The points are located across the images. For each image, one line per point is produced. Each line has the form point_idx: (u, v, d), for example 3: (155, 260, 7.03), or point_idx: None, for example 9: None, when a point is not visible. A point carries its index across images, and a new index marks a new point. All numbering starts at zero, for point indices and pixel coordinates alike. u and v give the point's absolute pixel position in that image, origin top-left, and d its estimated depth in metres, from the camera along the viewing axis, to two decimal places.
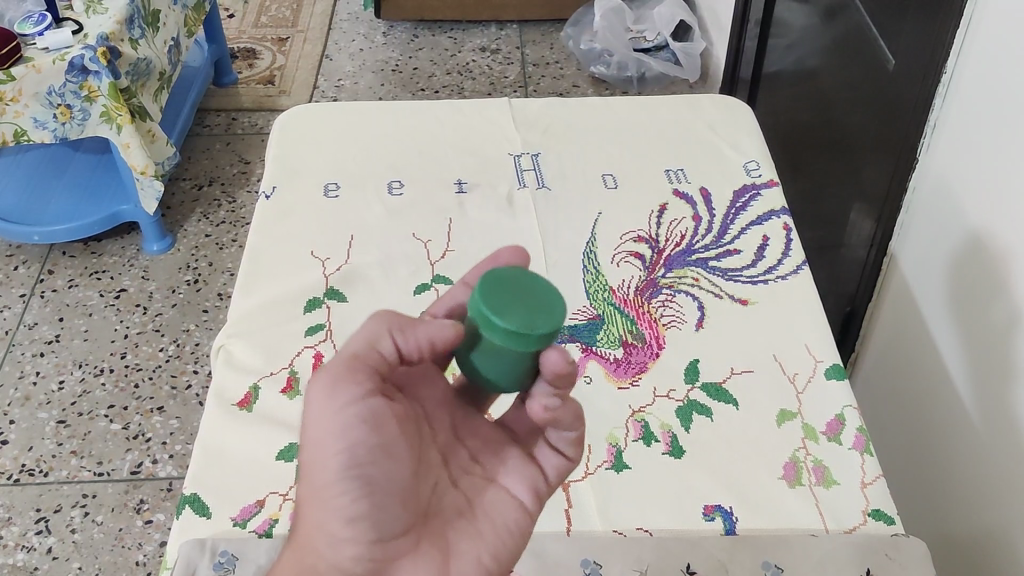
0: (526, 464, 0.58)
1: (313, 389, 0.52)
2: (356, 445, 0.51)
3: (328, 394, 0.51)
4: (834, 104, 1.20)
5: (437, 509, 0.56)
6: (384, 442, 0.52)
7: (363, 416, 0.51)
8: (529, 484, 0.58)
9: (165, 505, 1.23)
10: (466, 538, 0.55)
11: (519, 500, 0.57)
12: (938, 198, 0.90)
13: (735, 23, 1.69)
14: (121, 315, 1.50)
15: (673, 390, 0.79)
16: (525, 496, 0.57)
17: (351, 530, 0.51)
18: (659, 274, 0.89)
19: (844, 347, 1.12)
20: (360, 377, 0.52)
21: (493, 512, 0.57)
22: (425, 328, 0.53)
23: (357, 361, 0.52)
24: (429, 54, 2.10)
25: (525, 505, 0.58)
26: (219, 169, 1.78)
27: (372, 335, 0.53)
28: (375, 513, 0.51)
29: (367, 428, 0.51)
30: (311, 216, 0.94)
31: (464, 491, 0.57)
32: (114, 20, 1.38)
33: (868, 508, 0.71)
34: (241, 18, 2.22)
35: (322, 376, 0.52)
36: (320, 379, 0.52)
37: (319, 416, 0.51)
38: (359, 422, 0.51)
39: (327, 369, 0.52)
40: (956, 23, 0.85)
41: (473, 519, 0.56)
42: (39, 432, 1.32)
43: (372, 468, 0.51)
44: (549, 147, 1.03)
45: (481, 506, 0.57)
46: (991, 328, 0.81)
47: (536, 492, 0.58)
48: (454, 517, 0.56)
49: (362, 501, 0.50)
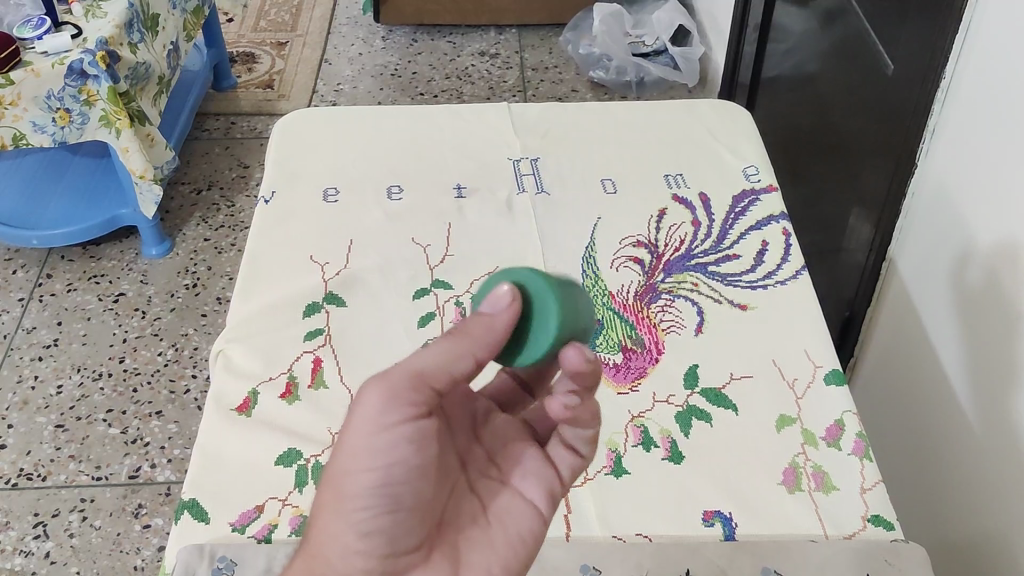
0: (543, 468, 0.59)
1: (367, 399, 0.52)
2: (395, 464, 0.52)
3: (381, 408, 0.51)
4: (833, 110, 1.20)
5: (451, 517, 0.57)
6: (423, 463, 0.53)
7: (410, 438, 0.52)
8: (545, 487, 0.59)
9: (163, 510, 1.22)
10: (478, 545, 0.56)
11: (534, 504, 0.58)
12: (937, 204, 0.91)
13: (734, 28, 1.69)
14: (120, 319, 1.50)
15: (672, 395, 0.79)
16: (540, 498, 0.59)
17: (365, 544, 0.51)
18: (658, 279, 0.89)
19: (841, 352, 1.12)
20: (413, 400, 0.52)
21: (507, 517, 0.57)
22: (474, 344, 0.53)
23: (420, 381, 0.52)
24: (428, 58, 2.10)
25: (540, 508, 0.58)
26: (218, 173, 1.78)
27: (449, 359, 0.53)
28: (394, 531, 0.52)
29: (409, 449, 0.52)
30: (310, 220, 0.94)
31: (479, 495, 0.58)
32: (113, 25, 1.38)
33: (867, 514, 0.71)
34: (241, 22, 2.22)
35: (379, 385, 0.52)
36: (376, 386, 0.52)
37: (367, 429, 0.51)
38: (404, 443, 0.52)
39: (385, 379, 0.52)
40: (955, 29, 0.85)
41: (487, 525, 0.57)
42: (37, 436, 1.32)
43: (404, 488, 0.52)
44: (548, 152, 1.03)
45: (496, 510, 0.58)
46: (991, 334, 0.81)
47: (552, 495, 0.59)
48: (466, 523, 0.57)
49: (385, 519, 0.52)
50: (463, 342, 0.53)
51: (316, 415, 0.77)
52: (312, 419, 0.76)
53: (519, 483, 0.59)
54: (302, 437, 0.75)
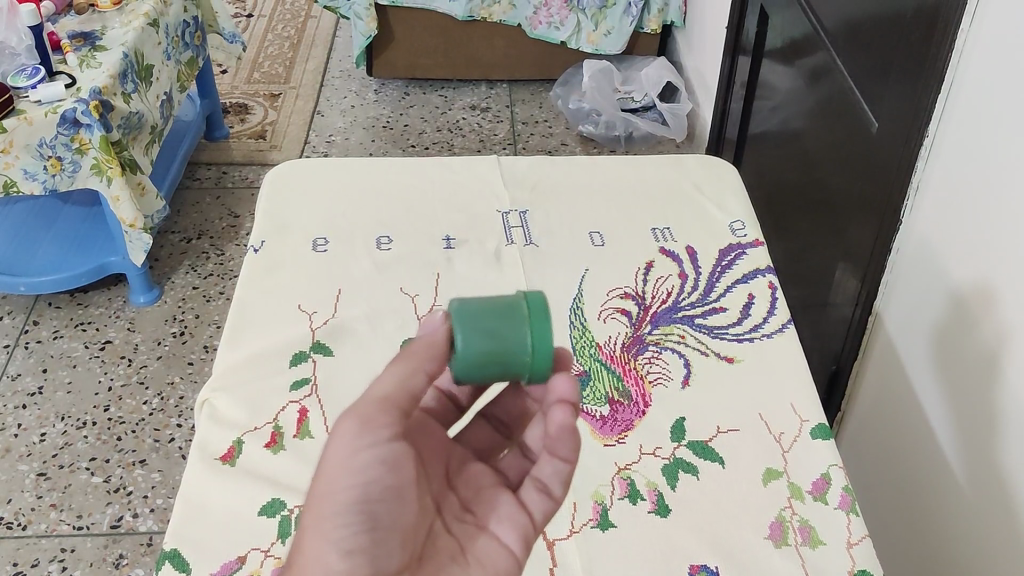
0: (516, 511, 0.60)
1: (341, 428, 0.54)
2: (370, 482, 0.53)
3: (355, 432, 0.53)
4: (818, 165, 1.22)
5: (431, 553, 0.56)
6: (399, 484, 0.54)
7: (383, 458, 0.54)
8: (519, 530, 0.59)
9: (144, 560, 1.21)
10: None
11: (509, 547, 0.59)
12: (921, 260, 0.92)
13: (721, 84, 1.73)
14: (105, 366, 1.49)
15: (659, 447, 0.79)
16: (514, 541, 0.59)
17: (347, 564, 0.51)
18: (645, 330, 0.89)
19: (828, 406, 1.13)
20: (386, 421, 0.54)
21: (484, 558, 0.58)
22: (423, 361, 0.56)
23: (388, 405, 0.54)
24: (420, 111, 2.13)
25: (515, 550, 0.59)
26: (208, 223, 1.79)
27: (403, 378, 0.55)
28: (375, 549, 0.52)
29: (383, 469, 0.54)
30: (298, 271, 0.95)
31: (456, 535, 0.58)
32: (107, 75, 1.40)
33: (854, 569, 0.71)
34: (234, 74, 2.24)
35: (352, 415, 0.54)
36: (348, 417, 0.54)
37: (340, 454, 0.53)
38: (376, 464, 0.54)
39: (356, 411, 0.54)
40: (937, 89, 0.87)
41: (466, 564, 0.57)
42: (18, 484, 1.30)
43: (380, 506, 0.53)
44: (537, 205, 1.04)
45: (473, 551, 0.58)
46: (970, 388, 0.82)
47: (526, 540, 0.59)
48: (445, 560, 0.57)
49: (365, 537, 0.52)
50: (412, 361, 0.56)
51: (300, 465, 0.76)
52: (297, 468, 0.76)
53: (496, 527, 0.59)
54: (286, 487, 0.75)
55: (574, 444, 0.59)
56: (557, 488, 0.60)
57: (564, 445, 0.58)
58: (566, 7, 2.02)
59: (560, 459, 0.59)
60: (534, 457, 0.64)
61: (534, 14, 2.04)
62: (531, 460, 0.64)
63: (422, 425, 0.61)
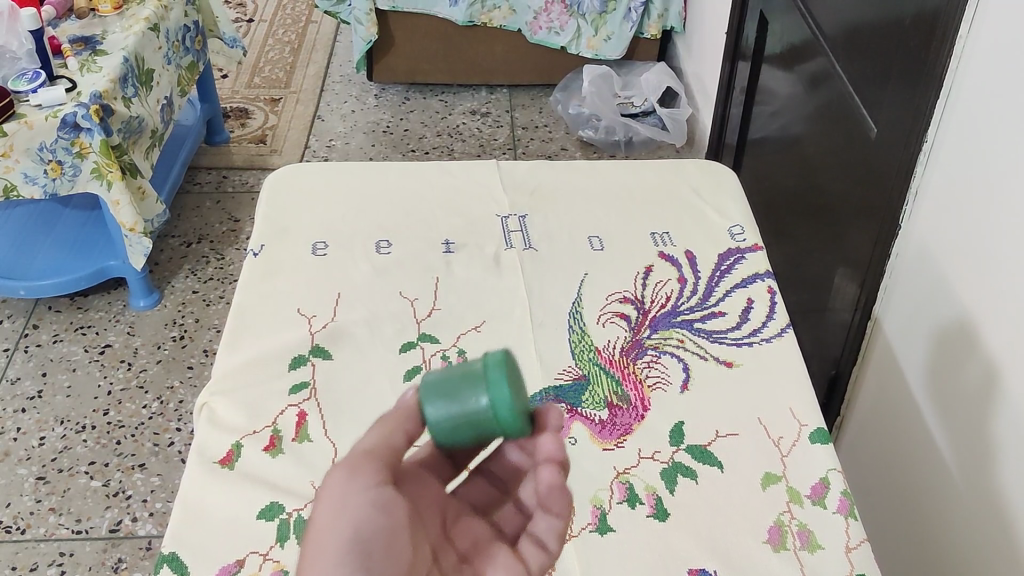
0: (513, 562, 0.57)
1: (330, 479, 0.52)
2: (362, 524, 0.50)
3: (345, 478, 0.52)
4: (818, 170, 1.22)
5: None
6: (394, 525, 0.51)
7: (374, 501, 0.51)
8: None
9: (144, 564, 1.21)
10: None
11: None
12: (920, 265, 0.92)
13: (721, 89, 1.74)
14: (105, 370, 1.49)
15: (657, 452, 0.79)
16: None
17: None
18: (644, 335, 0.89)
19: (828, 412, 1.13)
20: (373, 469, 0.52)
21: None
22: (403, 419, 0.55)
23: (373, 455, 0.53)
24: (420, 116, 2.13)
25: None
26: (208, 227, 1.79)
27: (384, 434, 0.54)
28: None
29: (375, 511, 0.51)
30: (298, 275, 0.95)
31: None
32: (108, 79, 1.40)
33: (852, 573, 0.71)
34: (235, 79, 2.25)
35: (340, 467, 0.53)
36: (338, 468, 0.53)
37: (332, 502, 0.51)
38: (367, 505, 0.51)
39: (344, 463, 0.53)
40: (936, 94, 0.87)
41: None
42: (17, 488, 1.30)
43: (373, 544, 0.50)
44: (536, 209, 1.04)
45: None
46: (969, 395, 0.82)
47: None
48: None
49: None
50: (389, 423, 0.55)
51: (299, 469, 0.76)
52: (295, 472, 0.76)
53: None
54: (284, 491, 0.75)
55: (567, 500, 0.59)
56: (552, 542, 0.59)
57: (557, 501, 0.58)
58: (567, 12, 2.02)
59: (556, 514, 0.58)
60: (529, 513, 0.61)
61: (534, 19, 2.04)
62: (528, 516, 0.61)
63: (418, 476, 0.58)
